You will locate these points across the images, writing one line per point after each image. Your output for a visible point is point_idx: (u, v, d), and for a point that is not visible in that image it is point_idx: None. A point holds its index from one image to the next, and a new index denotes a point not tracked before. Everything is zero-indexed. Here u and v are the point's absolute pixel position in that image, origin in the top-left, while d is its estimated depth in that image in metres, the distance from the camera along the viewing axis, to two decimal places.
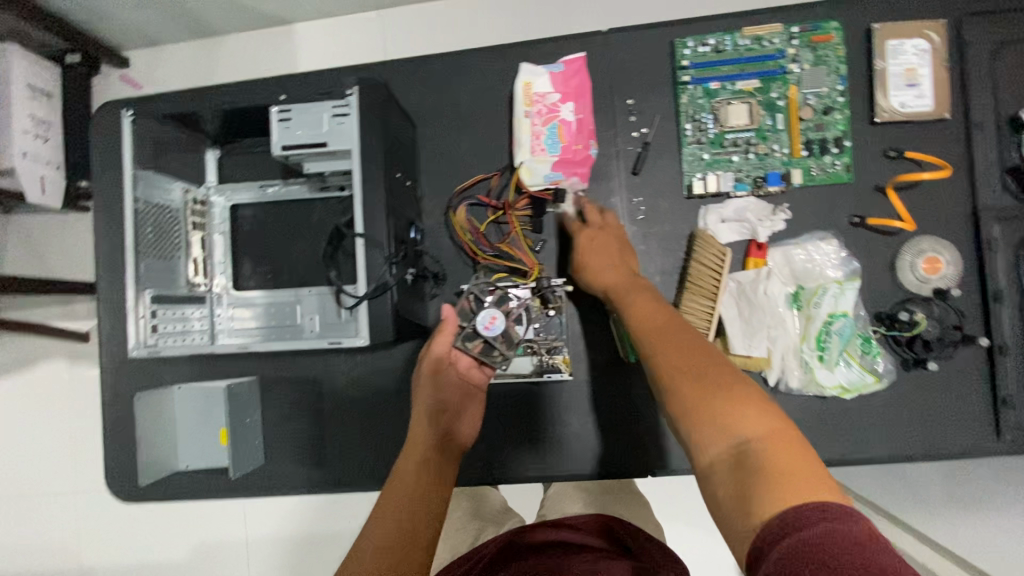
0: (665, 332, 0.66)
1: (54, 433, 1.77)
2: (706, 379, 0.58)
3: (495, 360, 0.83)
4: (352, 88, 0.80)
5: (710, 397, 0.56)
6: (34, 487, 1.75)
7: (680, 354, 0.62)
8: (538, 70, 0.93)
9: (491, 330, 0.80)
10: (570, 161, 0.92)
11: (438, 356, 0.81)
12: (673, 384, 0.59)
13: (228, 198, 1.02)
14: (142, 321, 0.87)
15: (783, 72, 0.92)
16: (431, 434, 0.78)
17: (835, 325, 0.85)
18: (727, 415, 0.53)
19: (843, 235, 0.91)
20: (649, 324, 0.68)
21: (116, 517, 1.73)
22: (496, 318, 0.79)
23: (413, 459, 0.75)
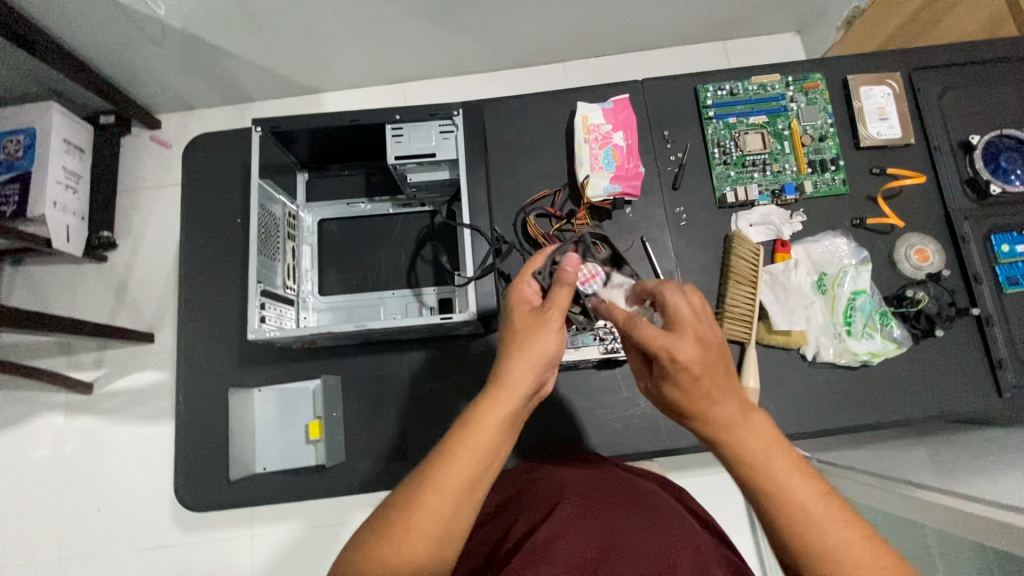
0: (790, 472, 0.61)
1: (34, 496, 1.59)
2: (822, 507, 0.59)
3: (575, 318, 0.91)
4: (458, 110, 0.96)
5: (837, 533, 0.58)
6: (7, 561, 1.54)
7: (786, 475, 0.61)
8: (592, 106, 1.13)
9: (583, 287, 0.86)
10: (625, 176, 1.10)
11: (557, 309, 0.76)
12: (815, 542, 0.58)
13: (316, 214, 1.14)
14: (254, 310, 0.92)
15: (785, 110, 1.15)
16: (532, 382, 0.74)
17: (857, 301, 1.03)
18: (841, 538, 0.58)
19: (848, 234, 1.10)
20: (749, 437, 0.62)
21: None
22: (592, 277, 0.86)
23: (503, 405, 0.72)
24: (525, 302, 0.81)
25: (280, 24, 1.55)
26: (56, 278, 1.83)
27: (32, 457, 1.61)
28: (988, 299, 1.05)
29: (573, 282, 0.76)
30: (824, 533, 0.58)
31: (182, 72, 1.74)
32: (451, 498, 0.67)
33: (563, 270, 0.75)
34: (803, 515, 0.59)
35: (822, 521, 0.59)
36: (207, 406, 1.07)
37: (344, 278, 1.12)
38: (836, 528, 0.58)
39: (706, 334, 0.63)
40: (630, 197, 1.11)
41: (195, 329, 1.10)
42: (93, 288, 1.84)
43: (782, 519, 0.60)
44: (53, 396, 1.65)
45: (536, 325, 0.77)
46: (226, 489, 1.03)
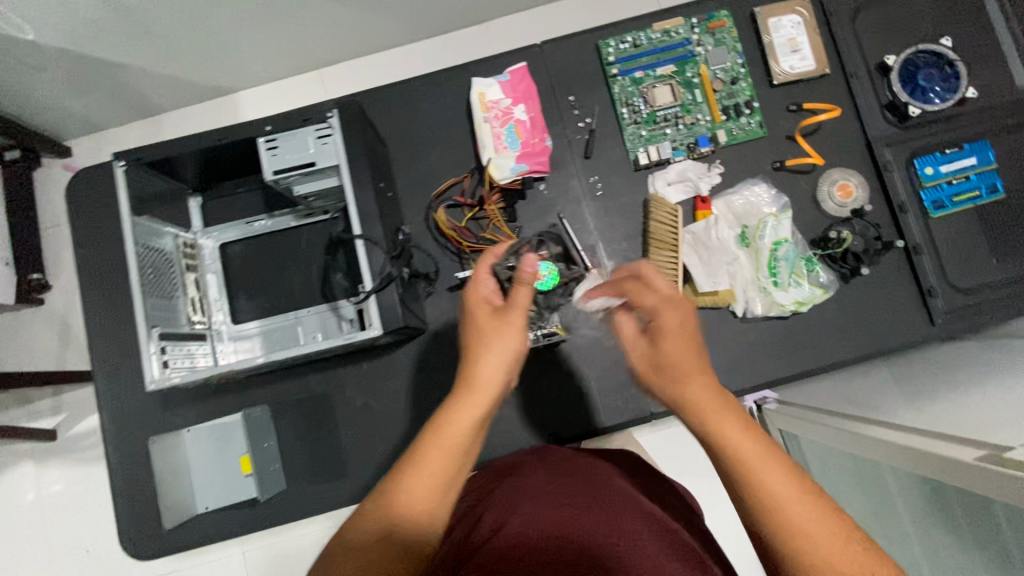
0: (759, 449, 0.58)
1: (18, 549, 1.57)
2: (783, 480, 0.56)
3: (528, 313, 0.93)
4: (332, 111, 0.88)
5: (797, 503, 0.54)
6: None
7: (748, 442, 0.58)
8: (488, 81, 1.06)
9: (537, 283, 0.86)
10: (531, 153, 1.04)
11: (520, 308, 0.75)
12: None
13: (216, 239, 1.07)
14: (153, 357, 0.88)
15: (692, 55, 1.09)
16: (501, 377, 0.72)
17: (780, 251, 0.99)
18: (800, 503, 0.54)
19: (769, 179, 1.07)
20: (714, 403, 0.61)
21: None
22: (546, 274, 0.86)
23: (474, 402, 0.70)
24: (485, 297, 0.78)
25: (161, 31, 1.42)
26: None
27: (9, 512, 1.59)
28: (915, 227, 1.03)
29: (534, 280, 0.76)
30: (791, 504, 0.54)
31: (75, 95, 1.61)
32: (433, 495, 0.65)
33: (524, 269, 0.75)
34: (822, 542, 0.52)
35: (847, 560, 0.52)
36: (140, 453, 1.04)
37: (258, 302, 1.07)
38: (802, 507, 0.54)
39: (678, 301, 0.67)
40: (540, 175, 1.05)
41: (113, 376, 1.06)
42: (37, 333, 1.77)
43: (788, 544, 0.53)
44: (16, 448, 1.61)
45: (496, 322, 0.75)
46: (172, 534, 1.01)
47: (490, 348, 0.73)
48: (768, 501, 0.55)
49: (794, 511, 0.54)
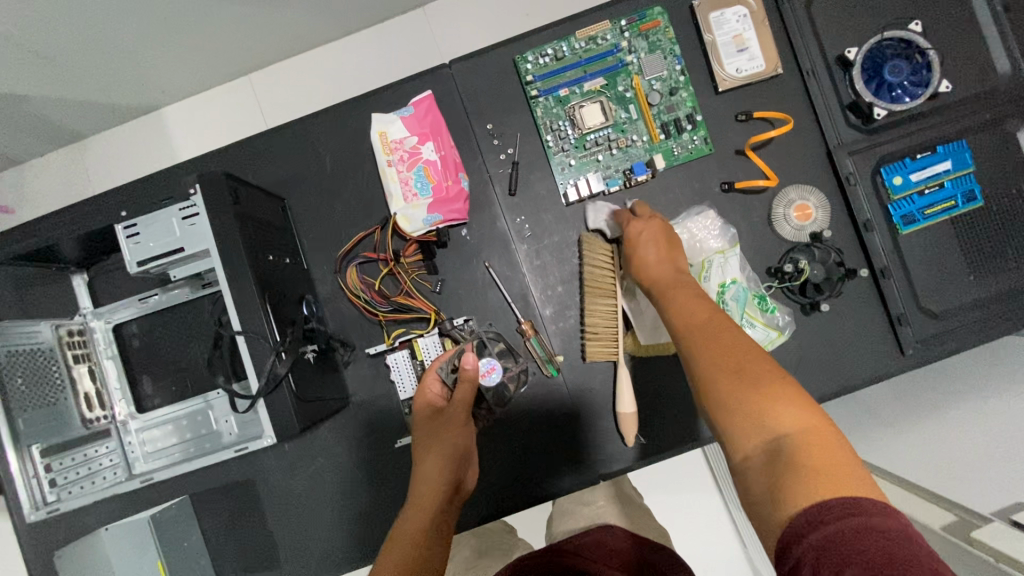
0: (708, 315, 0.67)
1: None
2: (716, 337, 0.63)
3: (479, 409, 0.93)
4: (193, 187, 0.76)
5: (722, 351, 0.61)
6: None
7: (695, 317, 0.67)
8: (389, 117, 0.93)
9: (486, 379, 0.88)
10: (445, 199, 0.91)
11: (461, 406, 0.82)
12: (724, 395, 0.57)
13: (108, 319, 0.97)
14: (35, 480, 0.80)
15: (623, 64, 0.94)
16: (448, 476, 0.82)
17: (728, 292, 0.87)
18: (728, 349, 0.61)
19: (717, 203, 0.95)
20: (672, 291, 0.74)
21: None
22: (494, 368, 0.88)
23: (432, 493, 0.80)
24: (430, 401, 0.85)
25: None
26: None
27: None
28: (881, 248, 0.91)
29: (474, 375, 0.83)
30: (715, 343, 0.62)
31: None
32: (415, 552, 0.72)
33: (464, 367, 0.83)
34: (737, 373, 0.58)
35: (737, 374, 0.58)
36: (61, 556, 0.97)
37: (165, 384, 0.98)
38: (732, 346, 0.61)
39: (662, 225, 0.85)
40: (458, 221, 0.93)
41: None
42: None
43: (710, 382, 0.59)
44: None
45: (441, 426, 0.83)
46: None
47: (436, 446, 0.83)
48: (699, 347, 0.63)
49: (706, 339, 0.63)
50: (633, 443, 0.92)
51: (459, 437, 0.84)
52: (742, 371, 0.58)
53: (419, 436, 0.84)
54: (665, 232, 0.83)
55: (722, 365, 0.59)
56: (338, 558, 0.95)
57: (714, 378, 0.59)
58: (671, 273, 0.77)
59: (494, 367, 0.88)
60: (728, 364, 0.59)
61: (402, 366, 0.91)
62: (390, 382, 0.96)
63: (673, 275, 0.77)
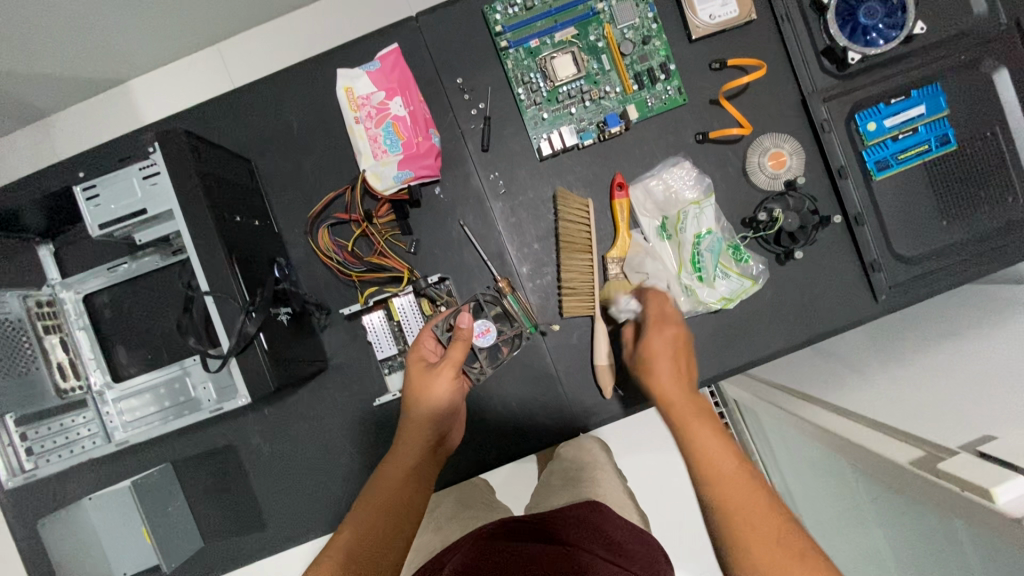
0: (722, 452, 0.65)
1: None
2: (734, 492, 0.61)
3: (474, 371, 0.88)
4: (153, 144, 0.74)
5: (744, 513, 0.59)
6: None
7: (710, 451, 0.65)
8: (355, 73, 0.90)
9: (481, 340, 0.86)
10: (415, 155, 0.90)
11: (449, 363, 0.80)
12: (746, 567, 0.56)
13: (78, 289, 0.95)
14: (10, 449, 0.82)
15: (595, 13, 0.92)
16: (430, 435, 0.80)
17: (703, 244, 0.89)
18: (740, 512, 0.59)
19: (692, 154, 0.94)
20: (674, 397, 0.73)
21: None
22: (490, 328, 0.85)
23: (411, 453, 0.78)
24: (423, 357, 0.84)
25: None
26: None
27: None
28: (856, 196, 0.91)
29: (468, 336, 0.81)
30: (732, 501, 0.60)
31: None
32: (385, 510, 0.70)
33: (458, 326, 0.81)
34: (748, 536, 0.57)
35: (762, 544, 0.56)
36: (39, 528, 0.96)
37: (140, 353, 0.97)
38: (749, 510, 0.59)
39: (681, 333, 0.80)
40: (430, 178, 0.92)
41: None
42: None
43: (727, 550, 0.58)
44: None
45: (428, 379, 0.81)
46: None
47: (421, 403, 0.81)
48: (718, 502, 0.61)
49: (724, 491, 0.61)
50: (610, 395, 0.93)
51: (446, 394, 0.81)
52: (766, 537, 0.56)
53: (408, 388, 0.83)
54: (674, 320, 0.81)
55: (752, 535, 0.57)
56: (324, 517, 0.96)
57: (737, 549, 0.57)
58: (681, 374, 0.75)
59: (488, 330, 0.86)
60: (752, 527, 0.58)
61: (379, 329, 0.91)
62: (367, 344, 0.95)
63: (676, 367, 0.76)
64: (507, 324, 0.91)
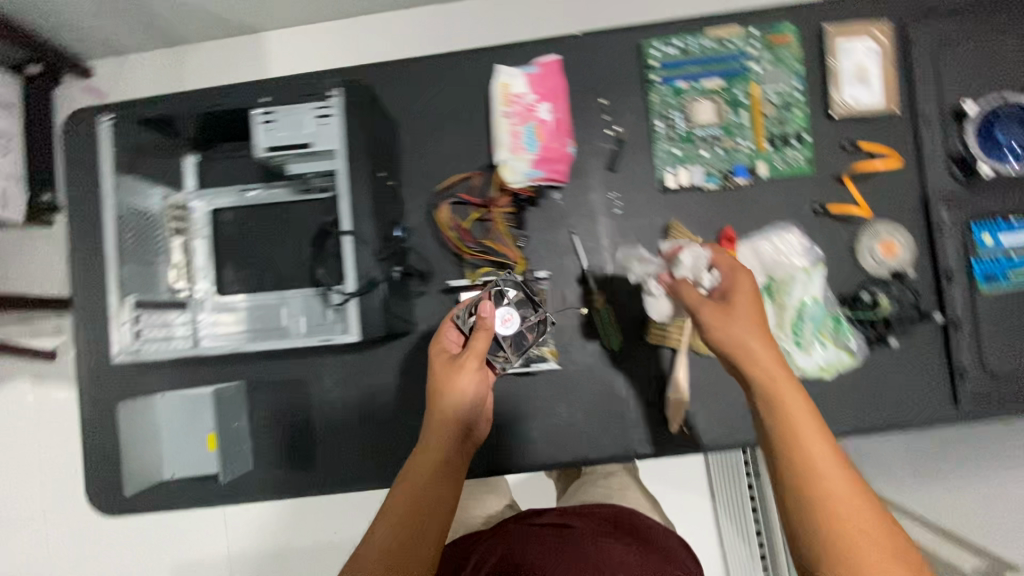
0: (814, 438, 0.66)
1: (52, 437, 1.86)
2: (841, 509, 0.63)
3: (497, 359, 0.89)
4: (334, 90, 0.81)
5: (844, 507, 0.63)
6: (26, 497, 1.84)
7: (802, 426, 0.67)
8: (514, 71, 0.96)
9: (503, 329, 0.87)
10: (549, 159, 0.95)
11: (472, 353, 0.81)
12: (836, 520, 0.62)
13: (209, 202, 1.01)
14: (125, 326, 0.88)
15: (746, 71, 0.97)
16: (453, 425, 0.80)
17: (808, 311, 0.91)
18: (845, 521, 0.62)
19: (806, 222, 0.97)
20: (764, 381, 0.70)
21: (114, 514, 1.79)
22: (513, 316, 0.87)
23: (434, 441, 0.80)
24: (444, 348, 0.85)
25: None
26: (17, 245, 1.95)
27: (51, 416, 1.87)
28: (958, 301, 0.93)
29: (490, 325, 0.82)
30: (827, 492, 0.64)
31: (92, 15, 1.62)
32: (409, 511, 0.74)
33: (481, 315, 0.82)
34: (852, 539, 0.61)
35: (835, 485, 0.64)
36: (105, 409, 1.01)
37: (244, 274, 1.02)
38: (864, 509, 0.63)
39: (751, 270, 0.80)
40: (557, 183, 0.97)
41: (92, 326, 1.02)
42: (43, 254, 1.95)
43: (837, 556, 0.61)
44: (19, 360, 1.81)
45: (451, 369, 0.81)
46: (133, 497, 1.00)
47: (445, 392, 0.81)
48: (821, 518, 0.63)
49: (832, 485, 0.64)
50: (678, 430, 0.95)
51: (469, 385, 0.81)
52: (846, 494, 0.63)
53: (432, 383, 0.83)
54: (750, 292, 0.77)
55: (855, 535, 0.62)
56: (369, 473, 0.98)
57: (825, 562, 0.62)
58: (763, 343, 0.73)
59: (511, 318, 0.88)
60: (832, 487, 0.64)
61: None
62: None
63: (761, 342, 0.73)
64: (531, 311, 0.92)
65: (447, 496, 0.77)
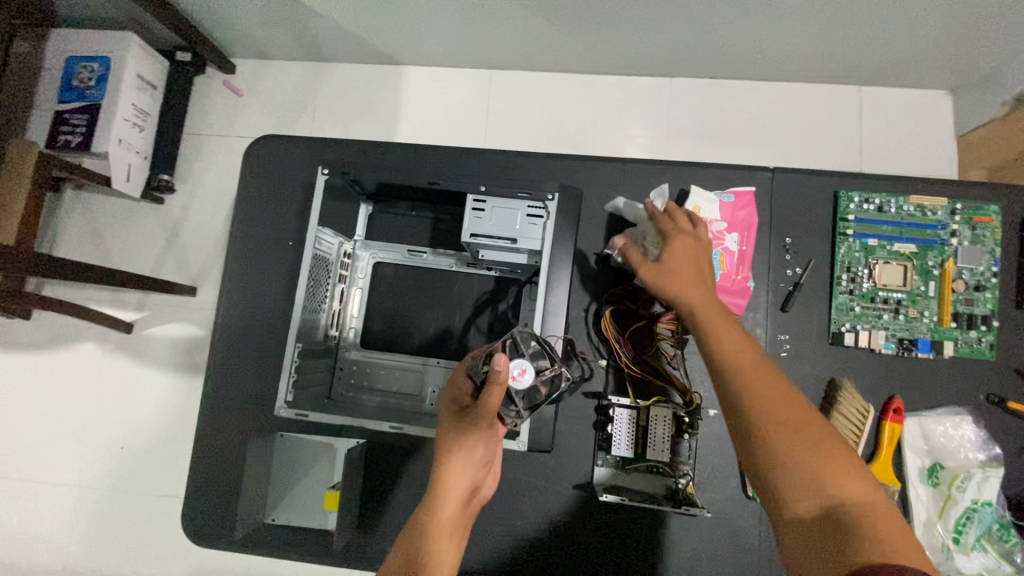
0: (764, 395, 0.54)
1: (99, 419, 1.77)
2: (806, 445, 0.50)
3: (509, 413, 0.77)
4: (553, 194, 0.81)
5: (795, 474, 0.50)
6: (53, 475, 1.75)
7: (786, 410, 0.52)
8: (708, 195, 0.96)
9: (516, 383, 0.73)
10: (729, 290, 0.93)
11: (487, 411, 0.71)
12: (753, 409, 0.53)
13: (373, 254, 1.02)
14: (289, 376, 0.82)
15: (942, 243, 0.95)
16: (460, 486, 0.72)
17: (976, 511, 0.85)
18: (821, 464, 0.49)
19: (980, 411, 0.92)
20: (743, 359, 0.57)
21: (142, 515, 1.71)
22: (525, 369, 0.72)
23: (433, 499, 0.70)
24: (455, 399, 0.77)
25: None
26: (122, 211, 1.88)
27: (107, 391, 1.78)
28: None
29: (503, 378, 0.69)
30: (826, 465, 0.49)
31: (262, 24, 1.69)
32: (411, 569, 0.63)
33: (495, 368, 0.70)
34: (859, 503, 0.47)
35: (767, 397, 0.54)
36: (229, 434, 1.01)
37: (391, 330, 1.02)
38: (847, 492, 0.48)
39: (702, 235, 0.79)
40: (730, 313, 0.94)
41: (235, 348, 1.03)
42: (142, 227, 1.87)
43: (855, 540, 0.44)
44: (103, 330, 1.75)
45: (463, 427, 0.73)
46: (232, 531, 0.99)
47: (452, 449, 0.73)
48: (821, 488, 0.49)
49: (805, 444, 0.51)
50: None
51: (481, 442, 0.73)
52: (792, 425, 0.52)
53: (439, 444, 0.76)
54: (704, 252, 0.76)
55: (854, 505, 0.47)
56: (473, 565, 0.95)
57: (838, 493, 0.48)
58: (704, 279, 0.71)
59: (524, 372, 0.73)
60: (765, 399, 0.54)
61: (623, 422, 0.91)
62: (594, 427, 0.96)
63: (707, 297, 0.66)
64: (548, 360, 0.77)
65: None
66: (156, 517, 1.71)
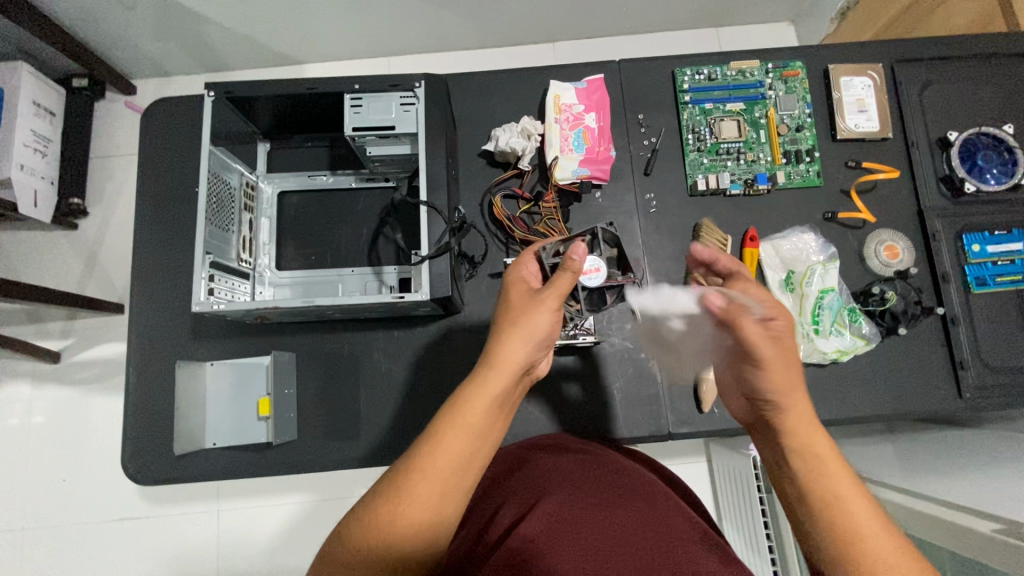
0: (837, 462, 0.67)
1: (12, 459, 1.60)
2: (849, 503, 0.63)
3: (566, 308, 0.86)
4: (420, 82, 0.92)
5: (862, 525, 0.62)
6: None
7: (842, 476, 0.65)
8: (565, 85, 1.10)
9: (587, 278, 0.83)
10: (595, 160, 1.07)
11: (557, 293, 0.72)
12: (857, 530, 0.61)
13: (276, 186, 1.10)
14: (201, 281, 0.87)
15: (763, 97, 1.12)
16: (523, 360, 0.70)
17: (825, 299, 1.02)
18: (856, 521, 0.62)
19: (818, 227, 1.09)
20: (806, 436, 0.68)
21: (80, 547, 1.57)
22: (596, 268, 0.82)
23: (502, 376, 0.68)
24: (521, 281, 0.78)
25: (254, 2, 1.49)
26: (16, 237, 1.76)
27: (17, 426, 1.62)
28: (956, 300, 1.04)
29: (578, 269, 0.73)
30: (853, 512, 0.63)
31: (152, 39, 1.64)
32: (440, 483, 0.63)
33: (571, 257, 0.72)
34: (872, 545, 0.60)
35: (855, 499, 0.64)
36: (160, 378, 1.04)
37: (303, 252, 1.09)
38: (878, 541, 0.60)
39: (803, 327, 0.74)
40: (599, 181, 1.08)
41: (155, 296, 1.07)
42: (41, 252, 1.76)
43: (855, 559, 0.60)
44: (16, 361, 1.64)
45: (530, 303, 0.73)
46: (175, 463, 1.01)
47: (517, 329, 0.71)
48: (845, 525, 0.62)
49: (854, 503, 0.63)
50: (707, 410, 1.02)
51: (549, 323, 0.72)
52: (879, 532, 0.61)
53: (505, 313, 0.74)
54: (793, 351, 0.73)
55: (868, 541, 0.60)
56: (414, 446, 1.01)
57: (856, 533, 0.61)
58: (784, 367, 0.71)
59: (598, 269, 0.83)
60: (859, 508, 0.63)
61: None
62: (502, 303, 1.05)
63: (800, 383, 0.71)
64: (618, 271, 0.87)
65: (495, 444, 0.68)
66: (97, 547, 1.57)
